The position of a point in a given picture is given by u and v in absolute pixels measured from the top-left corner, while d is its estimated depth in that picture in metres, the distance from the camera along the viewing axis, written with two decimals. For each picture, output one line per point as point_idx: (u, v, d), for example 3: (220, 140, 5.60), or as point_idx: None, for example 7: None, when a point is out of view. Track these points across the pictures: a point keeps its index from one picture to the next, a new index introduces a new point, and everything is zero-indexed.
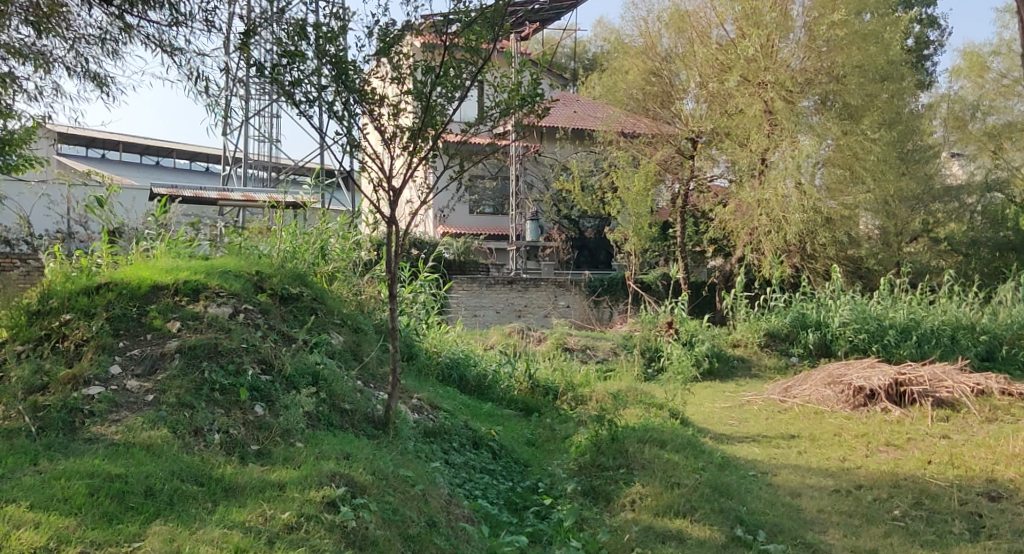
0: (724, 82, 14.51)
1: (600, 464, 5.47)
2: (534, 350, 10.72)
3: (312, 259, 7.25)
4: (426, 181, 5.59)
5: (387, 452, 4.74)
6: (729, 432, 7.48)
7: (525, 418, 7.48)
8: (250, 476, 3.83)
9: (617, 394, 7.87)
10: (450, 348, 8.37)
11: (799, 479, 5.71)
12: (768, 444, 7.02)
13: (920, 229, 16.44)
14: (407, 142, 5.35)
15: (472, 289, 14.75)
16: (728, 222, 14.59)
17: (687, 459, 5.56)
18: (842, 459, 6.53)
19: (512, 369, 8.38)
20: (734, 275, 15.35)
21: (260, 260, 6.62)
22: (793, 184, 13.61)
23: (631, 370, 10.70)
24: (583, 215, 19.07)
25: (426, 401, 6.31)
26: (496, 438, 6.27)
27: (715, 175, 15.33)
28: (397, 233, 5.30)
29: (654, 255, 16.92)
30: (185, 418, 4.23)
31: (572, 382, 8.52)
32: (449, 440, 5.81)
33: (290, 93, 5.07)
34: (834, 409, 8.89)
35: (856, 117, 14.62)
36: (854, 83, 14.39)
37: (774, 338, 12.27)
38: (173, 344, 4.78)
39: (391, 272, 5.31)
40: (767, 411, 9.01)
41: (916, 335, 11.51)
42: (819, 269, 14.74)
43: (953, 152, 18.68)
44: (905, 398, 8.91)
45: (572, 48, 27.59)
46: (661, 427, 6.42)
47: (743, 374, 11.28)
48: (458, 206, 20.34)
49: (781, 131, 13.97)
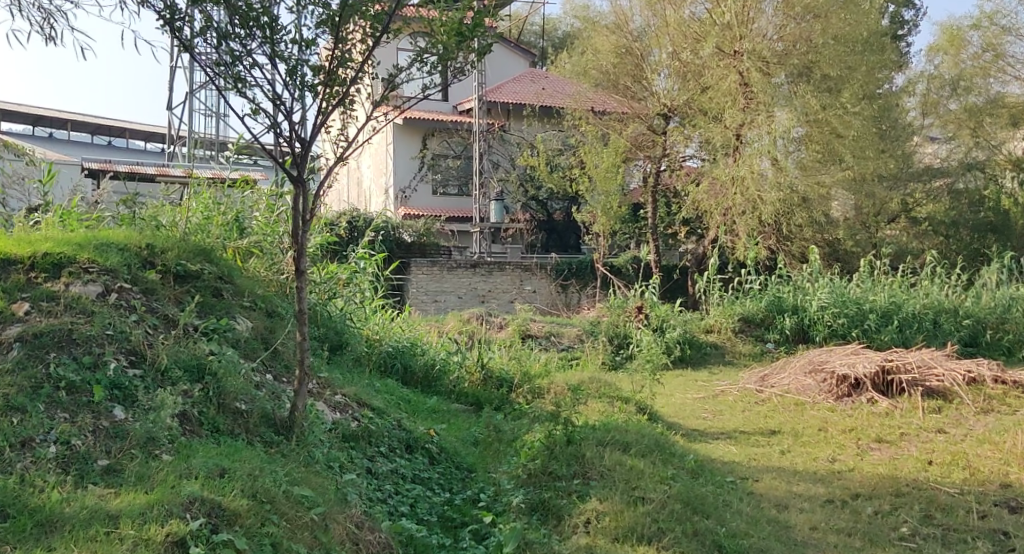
0: (698, 52, 13.66)
1: (551, 472, 4.60)
2: (493, 337, 9.85)
3: (222, 235, 6.35)
4: (344, 133, 4.69)
5: (284, 465, 3.84)
6: (704, 429, 6.71)
7: (473, 414, 6.60)
8: (80, 506, 2.93)
9: (578, 386, 7.01)
10: (395, 336, 7.50)
11: (785, 487, 4.89)
12: (747, 443, 6.20)
13: (898, 210, 15.83)
14: (317, 81, 4.46)
15: (432, 273, 13.88)
16: (701, 201, 13.76)
17: (654, 466, 4.69)
18: (831, 460, 5.72)
19: (462, 359, 7.53)
20: (707, 258, 14.56)
21: (158, 233, 5.70)
22: (769, 162, 12.98)
23: (597, 358, 9.83)
24: (551, 195, 17.83)
25: (353, 398, 5.44)
26: (435, 439, 5.42)
27: (687, 155, 14.48)
28: (307, 195, 4.41)
29: (624, 237, 16.06)
30: (11, 427, 3.30)
31: (528, 372, 7.63)
32: (374, 445, 4.94)
33: (168, 17, 4.11)
34: (816, 400, 8.12)
35: (836, 90, 13.63)
36: (832, 52, 13.38)
37: (749, 323, 11.53)
38: (14, 331, 3.84)
39: (299, 242, 4.38)
40: (744, 402, 8.22)
41: (898, 320, 10.78)
42: (795, 251, 13.97)
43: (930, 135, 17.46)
44: (892, 387, 8.10)
45: (540, 25, 26.66)
46: (625, 424, 5.55)
47: (718, 361, 10.51)
48: (421, 186, 19.30)
49: (757, 105, 13.13)
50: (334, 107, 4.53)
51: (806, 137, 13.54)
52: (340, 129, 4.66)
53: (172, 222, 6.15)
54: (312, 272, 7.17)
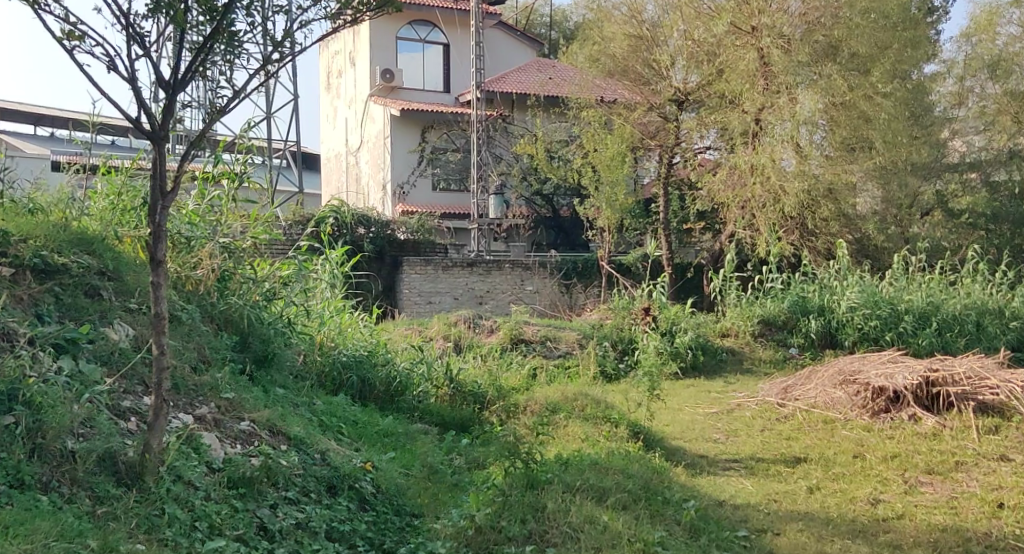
0: (711, 29, 12.42)
1: (500, 528, 3.45)
2: (478, 343, 8.65)
3: (122, 224, 5.28)
4: (228, 78, 3.64)
5: (105, 534, 2.77)
6: (714, 456, 5.56)
7: (435, 438, 5.49)
8: None
9: (561, 404, 5.87)
10: (353, 343, 6.37)
11: (815, 544, 3.72)
12: (763, 475, 5.04)
13: (933, 202, 14.37)
14: (183, 6, 3.39)
15: (425, 272, 12.79)
16: (716, 192, 12.51)
17: (637, 524, 3.54)
18: (873, 501, 4.51)
19: (429, 371, 6.44)
20: (724, 255, 13.29)
21: (27, 216, 4.68)
22: (791, 150, 11.77)
23: (593, 367, 8.62)
24: (557, 189, 16.61)
25: (265, 424, 4.33)
26: (372, 474, 4.33)
27: (704, 145, 13.09)
28: (166, 156, 3.33)
29: (633, 233, 14.76)
30: None
31: (506, 388, 6.55)
32: (281, 488, 3.81)
33: None
34: (847, 417, 6.89)
35: (866, 69, 12.23)
36: (864, 29, 11.97)
37: (770, 326, 10.30)
38: None
39: (156, 221, 3.27)
40: (762, 419, 7.02)
41: (937, 322, 9.52)
42: (819, 247, 12.50)
43: (960, 128, 15.40)
44: (938, 401, 6.86)
45: (551, 16, 25.41)
46: (609, 458, 4.42)
47: (735, 369, 9.29)
48: (420, 181, 18.18)
49: (777, 85, 11.93)
50: (208, 43, 3.46)
51: (831, 123, 12.15)
52: (222, 75, 3.60)
53: (72, 206, 5.20)
54: (253, 270, 6.05)
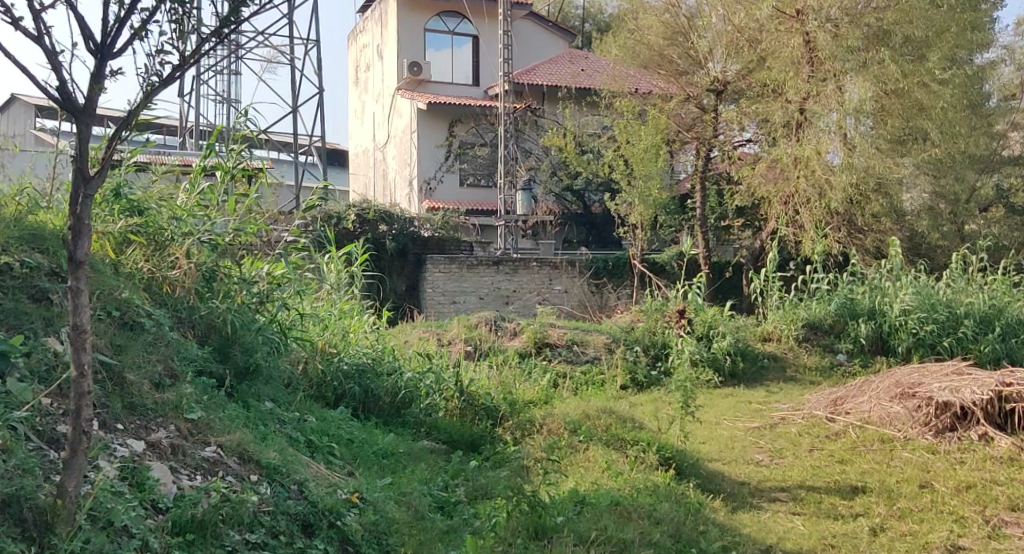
0: (752, 13, 11.59)
1: None
2: (497, 348, 8.01)
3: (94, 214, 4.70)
4: (172, 43, 3.04)
5: None
6: (759, 483, 4.87)
7: (440, 459, 4.88)
8: None
9: (582, 423, 5.21)
10: (355, 350, 5.77)
11: None
12: (818, 510, 4.32)
13: (992, 196, 13.37)
14: None
15: (450, 271, 12.18)
16: (756, 187, 11.73)
17: None
18: (951, 549, 3.79)
19: (437, 380, 5.82)
20: (766, 253, 12.43)
21: None
22: (838, 143, 10.95)
23: (622, 376, 7.96)
24: (588, 184, 15.91)
25: (233, 449, 3.72)
26: (357, 507, 3.71)
27: (744, 138, 12.27)
28: (91, 136, 2.73)
29: (669, 230, 14.01)
30: None
31: (522, 401, 5.90)
32: (244, 530, 3.19)
33: None
34: (908, 435, 6.13)
35: (921, 54, 11.27)
36: (919, 11, 10.95)
37: (815, 330, 9.51)
38: None
39: (77, 214, 2.66)
40: (813, 437, 6.30)
41: (1001, 327, 8.69)
42: (868, 245, 11.66)
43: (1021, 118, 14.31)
44: (1012, 420, 6.06)
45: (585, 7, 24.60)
46: (632, 498, 3.77)
47: (777, 377, 8.55)
48: (447, 176, 17.58)
49: (823, 73, 11.08)
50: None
51: (882, 114, 11.23)
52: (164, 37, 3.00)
53: (43, 203, 4.67)
54: (245, 268, 5.46)
